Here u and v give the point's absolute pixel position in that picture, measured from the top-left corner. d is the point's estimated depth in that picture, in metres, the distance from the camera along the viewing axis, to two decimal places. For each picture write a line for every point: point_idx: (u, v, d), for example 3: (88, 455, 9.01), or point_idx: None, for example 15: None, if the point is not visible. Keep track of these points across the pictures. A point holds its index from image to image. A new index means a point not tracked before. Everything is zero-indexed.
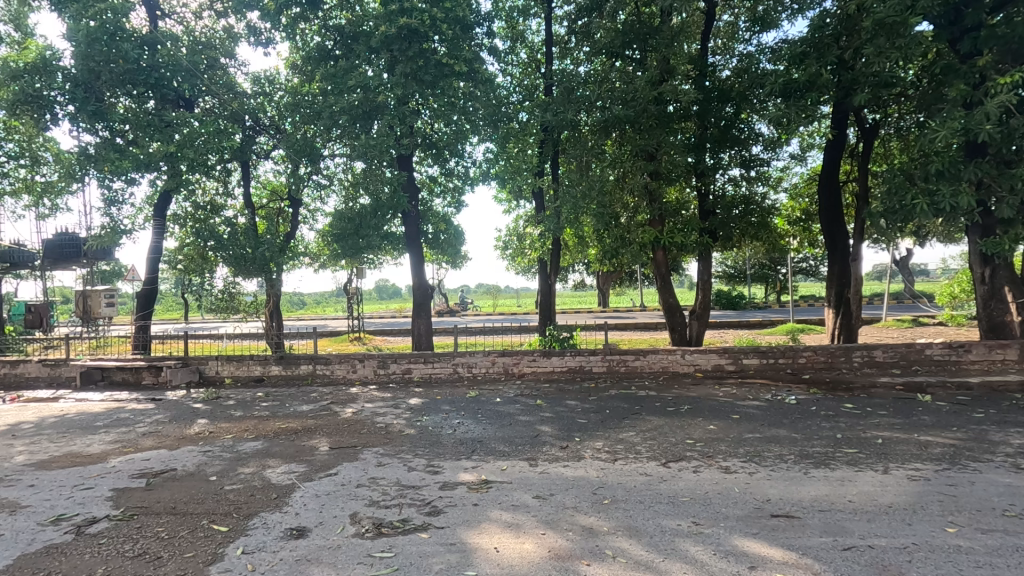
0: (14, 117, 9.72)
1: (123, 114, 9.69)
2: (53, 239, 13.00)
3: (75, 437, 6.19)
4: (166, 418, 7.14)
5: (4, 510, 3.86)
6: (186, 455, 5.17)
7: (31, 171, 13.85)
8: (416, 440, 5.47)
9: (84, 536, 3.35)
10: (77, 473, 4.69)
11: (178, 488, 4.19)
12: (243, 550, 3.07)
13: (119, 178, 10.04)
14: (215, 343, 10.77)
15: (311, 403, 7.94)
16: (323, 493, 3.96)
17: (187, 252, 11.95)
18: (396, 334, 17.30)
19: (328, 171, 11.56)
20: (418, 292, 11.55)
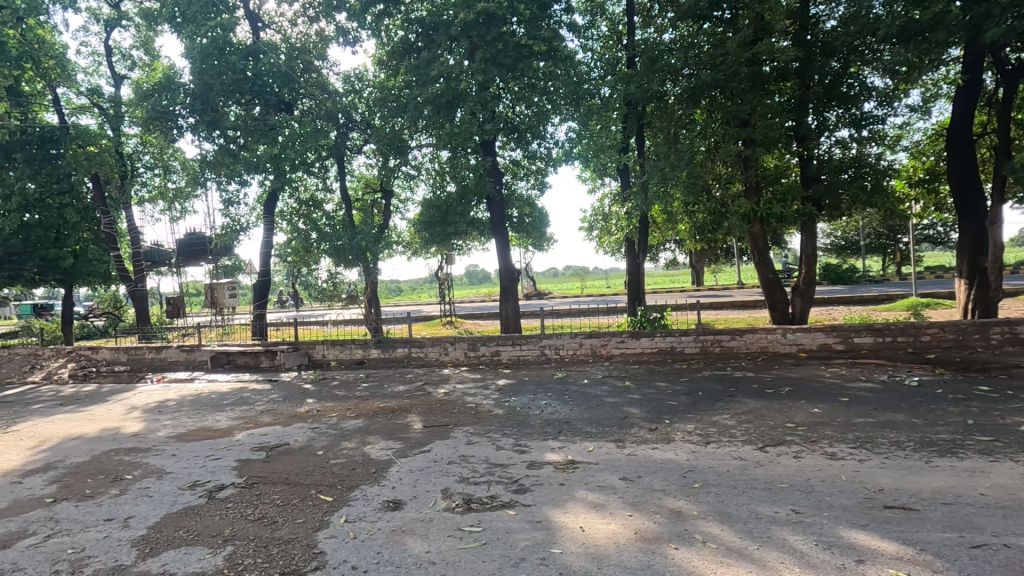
0: (148, 133, 10.99)
1: (234, 121, 10.61)
2: (184, 238, 14.63)
3: (208, 413, 6.99)
4: (280, 397, 7.86)
5: (154, 475, 4.47)
6: (297, 431, 5.66)
7: (164, 179, 15.61)
8: (504, 420, 5.60)
9: (214, 500, 3.79)
10: (209, 445, 5.31)
11: (290, 461, 4.60)
12: (346, 519, 3.32)
13: (234, 181, 11.06)
14: (322, 328, 11.54)
15: (407, 383, 8.38)
16: (417, 468, 4.17)
17: (294, 246, 12.94)
18: (485, 318, 17.71)
19: (416, 161, 12.07)
20: (504, 276, 11.71)
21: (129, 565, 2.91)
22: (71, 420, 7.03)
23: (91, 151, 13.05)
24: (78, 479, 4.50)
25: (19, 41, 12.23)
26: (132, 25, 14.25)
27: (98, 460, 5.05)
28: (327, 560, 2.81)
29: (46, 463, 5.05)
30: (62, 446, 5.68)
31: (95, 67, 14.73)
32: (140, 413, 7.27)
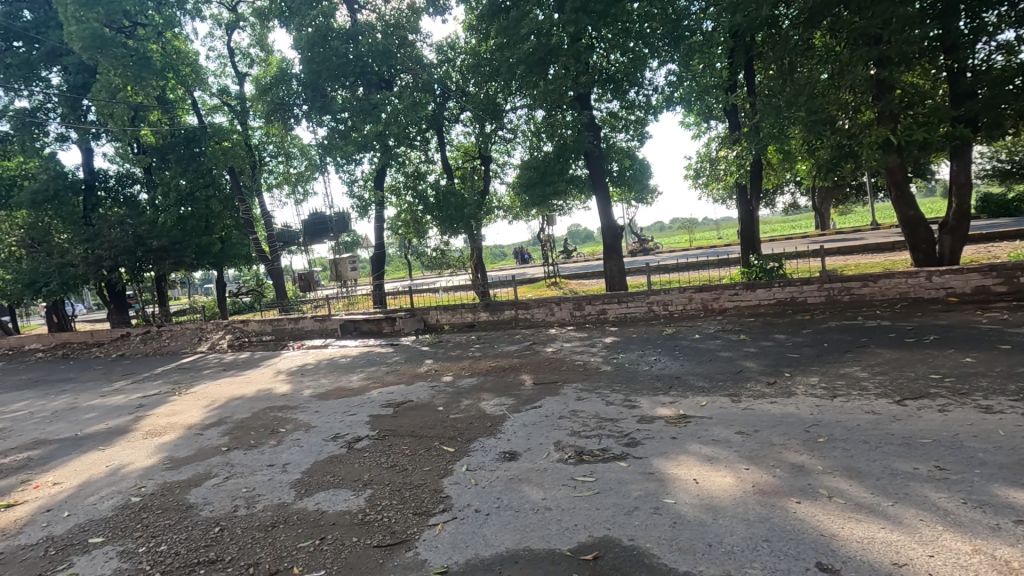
0: (271, 123, 12.09)
1: (342, 104, 11.24)
2: (308, 218, 16.01)
3: (342, 374, 7.79)
4: (402, 360, 8.51)
5: (302, 428, 5.09)
6: (419, 390, 6.13)
7: (287, 165, 17.12)
8: (613, 376, 5.63)
9: (353, 449, 4.26)
10: (345, 402, 5.93)
11: (415, 416, 5.02)
12: (467, 467, 3.58)
13: (347, 161, 11.85)
14: (434, 295, 12.15)
15: (516, 343, 8.66)
16: (530, 423, 4.35)
17: (404, 219, 13.67)
18: (590, 277, 17.63)
19: (512, 124, 12.14)
20: (607, 234, 11.51)
21: (291, 502, 3.39)
22: (233, 383, 8.16)
23: (226, 146, 14.66)
24: (244, 431, 5.26)
25: (161, 54, 13.77)
26: (248, 25, 15.49)
27: (258, 416, 5.85)
28: (453, 504, 3.07)
29: (219, 418, 5.94)
30: (229, 404, 6.65)
31: (222, 69, 16.31)
32: (287, 376, 8.26)
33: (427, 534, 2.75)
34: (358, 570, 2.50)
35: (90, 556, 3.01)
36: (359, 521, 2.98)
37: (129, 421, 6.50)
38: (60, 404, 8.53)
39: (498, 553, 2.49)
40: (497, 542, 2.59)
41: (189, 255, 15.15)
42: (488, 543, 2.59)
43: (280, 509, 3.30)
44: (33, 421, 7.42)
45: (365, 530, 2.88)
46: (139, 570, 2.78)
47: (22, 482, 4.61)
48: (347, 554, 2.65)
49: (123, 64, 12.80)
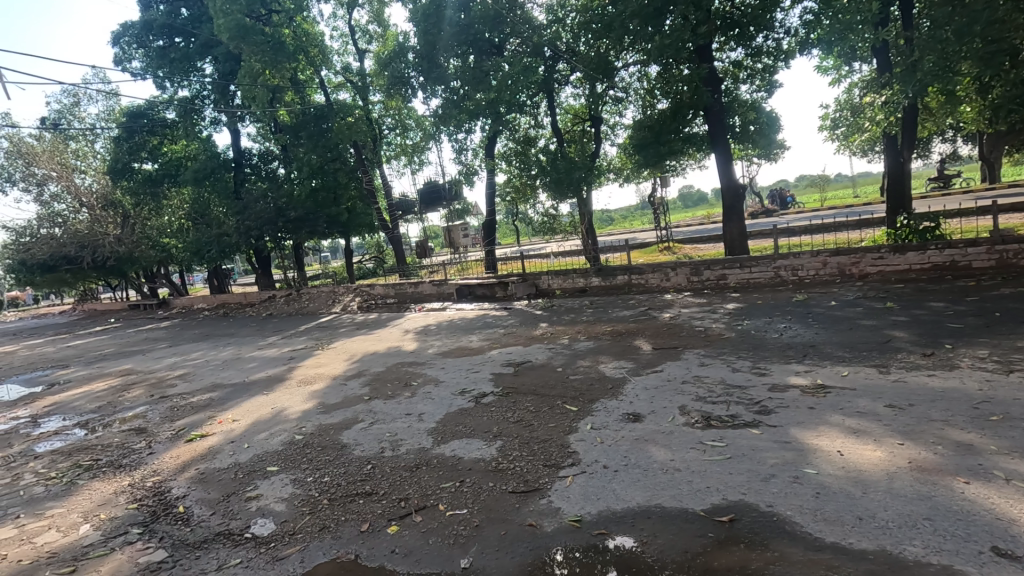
0: (391, 97, 12.76)
1: (456, 74, 11.47)
2: (423, 187, 16.71)
3: (462, 335, 8.23)
4: (517, 322, 8.78)
5: (432, 383, 5.50)
6: (536, 351, 6.33)
7: (403, 137, 17.90)
8: (738, 343, 5.40)
9: (481, 404, 4.53)
10: (468, 361, 6.29)
11: (536, 375, 5.20)
12: (592, 426, 3.67)
13: (460, 130, 12.23)
14: (545, 260, 12.28)
15: (631, 309, 8.55)
16: (652, 386, 4.33)
17: (514, 185, 13.85)
18: (706, 240, 16.74)
19: (624, 82, 11.72)
20: (727, 194, 10.83)
21: (430, 448, 3.70)
22: (366, 341, 8.95)
23: (350, 122, 15.58)
24: (382, 383, 5.79)
25: (293, 37, 14.94)
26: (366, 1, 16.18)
27: (391, 369, 6.39)
28: (581, 459, 3.17)
29: (358, 371, 6.58)
30: (365, 359, 7.33)
31: (344, 47, 17.27)
32: (413, 335, 8.90)
33: (559, 485, 2.89)
34: (497, 512, 2.70)
35: (271, 481, 3.54)
36: (493, 468, 3.19)
37: (284, 370, 7.42)
38: (228, 355, 9.93)
39: (631, 507, 2.56)
40: (628, 497, 2.66)
41: (320, 224, 16.71)
42: (619, 497, 2.66)
43: (421, 453, 3.62)
44: (210, 367, 8.73)
45: (499, 477, 3.08)
46: (310, 495, 3.22)
47: (209, 418, 5.47)
48: (485, 497, 2.87)
49: (261, 50, 14.20)
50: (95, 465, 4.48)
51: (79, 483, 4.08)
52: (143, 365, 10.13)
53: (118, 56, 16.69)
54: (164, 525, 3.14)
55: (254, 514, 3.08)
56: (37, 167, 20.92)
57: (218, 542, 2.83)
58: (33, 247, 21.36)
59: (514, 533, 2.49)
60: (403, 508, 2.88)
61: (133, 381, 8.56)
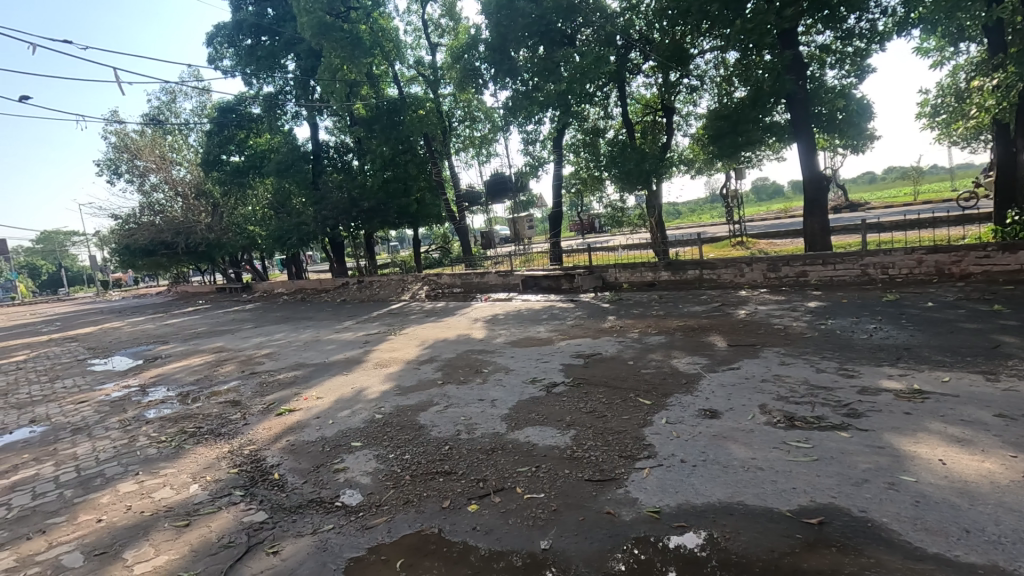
0: (462, 90, 12.99)
1: (526, 65, 11.49)
2: (490, 179, 16.85)
3: (530, 325, 8.32)
4: (585, 315, 8.76)
5: (502, 370, 5.61)
6: (606, 343, 6.31)
7: (472, 129, 18.14)
8: (822, 343, 5.16)
9: (552, 393, 4.58)
10: (537, 350, 6.36)
11: (607, 367, 5.19)
12: (667, 420, 3.63)
13: (529, 121, 12.27)
14: (613, 252, 12.02)
15: (703, 304, 8.32)
16: (729, 383, 4.22)
17: (581, 177, 13.74)
18: (782, 235, 15.95)
19: (700, 70, 11.34)
20: (809, 187, 10.24)
21: (504, 433, 3.80)
22: (437, 328, 9.22)
23: (421, 114, 15.98)
24: (454, 369, 5.97)
25: (370, 32, 15.40)
26: None
27: (462, 356, 6.58)
28: (657, 452, 3.16)
29: (430, 356, 6.81)
30: (436, 345, 7.57)
31: (418, 41, 17.68)
32: (481, 324, 9.07)
33: (635, 476, 2.89)
34: (574, 498, 2.74)
35: (356, 455, 3.75)
36: (568, 456, 3.23)
37: (360, 353, 7.79)
38: (308, 337, 10.53)
39: (711, 503, 2.52)
40: (709, 493, 2.62)
41: (391, 214, 17.30)
42: (699, 492, 2.64)
43: (496, 438, 3.72)
44: (292, 348, 9.30)
45: (575, 465, 3.12)
46: (393, 471, 3.39)
47: (295, 394, 5.84)
48: (561, 483, 2.92)
49: (341, 46, 14.82)
50: (197, 432, 4.90)
51: (186, 447, 4.49)
52: (233, 344, 10.93)
53: (211, 56, 17.94)
54: (263, 489, 3.41)
55: (343, 486, 3.28)
56: (140, 159, 22.88)
57: (312, 509, 3.04)
58: (136, 232, 23.41)
59: (592, 519, 2.52)
60: (482, 488, 2.99)
61: (224, 357, 9.25)
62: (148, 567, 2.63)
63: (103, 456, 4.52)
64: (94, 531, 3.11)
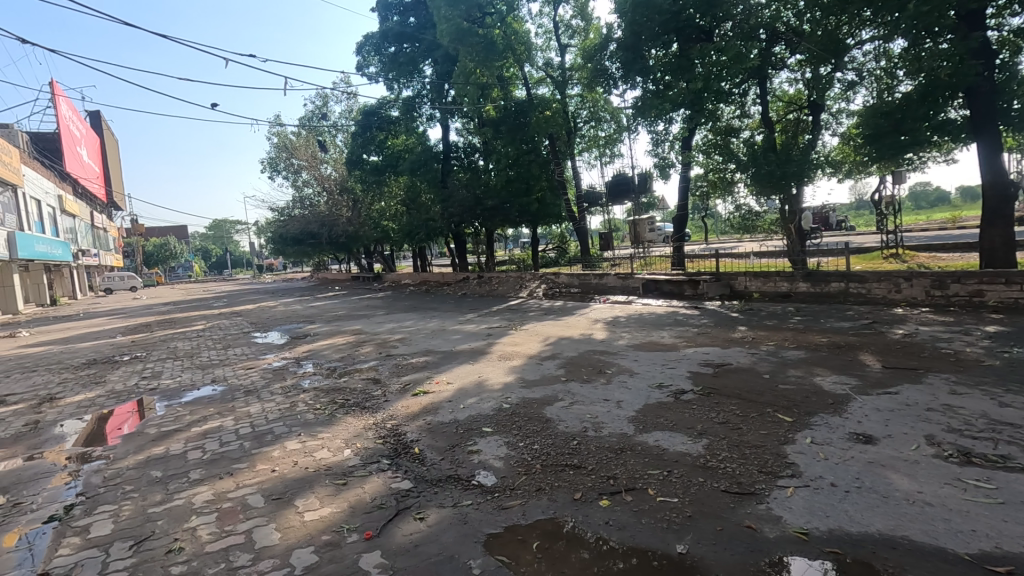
0: (591, 90, 13.02)
1: (659, 64, 11.25)
2: (612, 180, 16.60)
3: (652, 330, 8.15)
4: (711, 323, 8.39)
5: (626, 373, 5.58)
6: (737, 354, 6.01)
7: (597, 129, 18.09)
8: (1005, 373, 4.48)
9: (681, 400, 4.48)
10: (662, 356, 6.23)
11: (740, 379, 4.95)
12: (812, 440, 3.40)
13: (659, 120, 11.94)
14: (745, 260, 11.20)
15: (850, 320, 7.58)
16: (886, 409, 3.83)
17: (711, 179, 13.04)
18: (949, 247, 13.97)
19: (856, 63, 10.30)
20: (992, 192, 8.89)
21: (632, 434, 3.79)
22: (556, 326, 9.36)
23: (548, 115, 15.91)
24: (576, 367, 6.05)
25: (503, 36, 15.77)
26: None
27: (584, 355, 6.63)
28: (802, 471, 2.97)
29: (552, 353, 6.95)
30: (557, 343, 7.69)
31: (548, 42, 17.97)
32: (600, 325, 9.06)
33: (778, 493, 2.76)
34: (710, 507, 2.68)
35: (488, 440, 3.96)
36: (702, 465, 3.16)
37: (484, 345, 8.14)
38: (434, 326, 11.20)
39: (869, 533, 2.34)
40: (865, 521, 2.43)
41: (513, 212, 17.75)
42: (854, 520, 2.45)
43: (624, 438, 3.73)
44: (421, 335, 9.97)
45: (709, 474, 3.04)
46: (524, 458, 3.54)
47: (427, 378, 6.27)
48: (696, 490, 2.86)
49: (476, 50, 15.51)
50: (346, 404, 5.47)
51: (338, 416, 5.03)
52: (369, 328, 11.95)
53: (360, 63, 19.76)
54: (406, 461, 3.72)
55: (477, 466, 3.49)
56: (296, 158, 25.74)
57: (451, 484, 3.28)
58: (290, 223, 26.36)
59: (731, 531, 2.45)
60: (612, 485, 3.03)
61: (363, 339, 10.16)
62: (316, 515, 3.01)
63: (271, 416, 5.21)
64: (270, 479, 3.62)
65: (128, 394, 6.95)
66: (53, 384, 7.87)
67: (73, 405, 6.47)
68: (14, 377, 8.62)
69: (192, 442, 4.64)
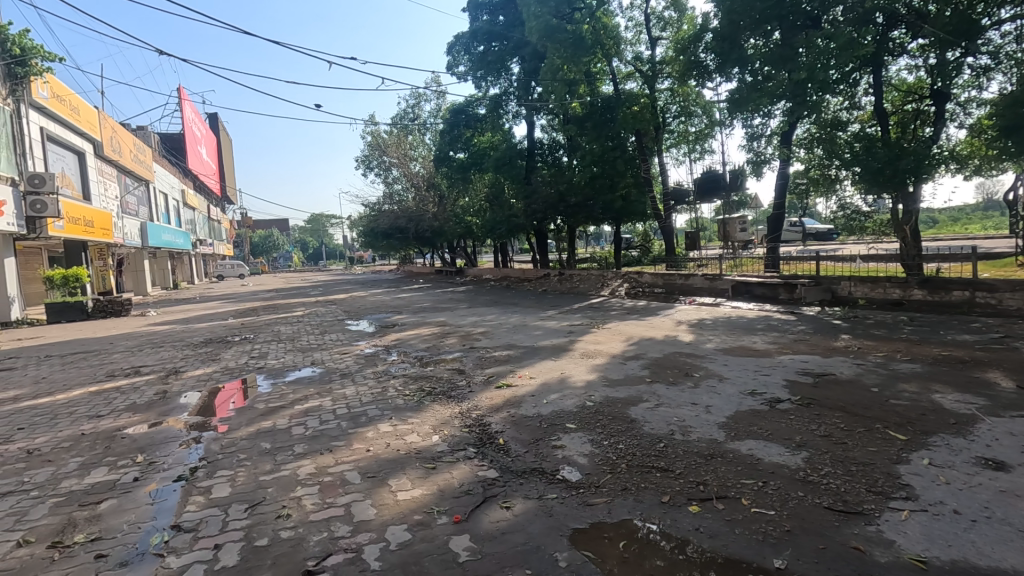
0: (682, 83, 12.56)
1: (758, 54, 10.62)
2: (701, 177, 15.89)
3: (744, 334, 7.77)
4: (810, 329, 7.86)
5: (715, 377, 5.37)
6: (840, 364, 5.60)
7: (687, 124, 17.44)
8: None
9: (776, 409, 4.24)
10: (755, 362, 5.93)
11: (844, 391, 4.61)
12: (930, 462, 3.10)
13: (757, 113, 11.30)
14: (850, 264, 10.28)
15: (975, 333, 6.82)
16: (1021, 434, 3.42)
17: (812, 176, 12.16)
18: None
19: (991, 46, 9.17)
20: None
21: (723, 441, 3.65)
22: (640, 326, 9.17)
23: (635, 110, 15.46)
24: (662, 369, 5.91)
25: (592, 31, 15.56)
26: None
27: (670, 357, 6.46)
28: (918, 495, 2.73)
29: (636, 353, 6.82)
30: (642, 343, 7.54)
31: (638, 35, 17.51)
32: (686, 327, 8.77)
33: (889, 515, 2.55)
34: (812, 524, 2.53)
35: (571, 436, 3.96)
36: (802, 478, 2.98)
37: (566, 342, 8.14)
38: (515, 321, 11.35)
39: (1001, 569, 2.11)
40: (996, 556, 2.19)
41: (597, 209, 17.52)
42: (982, 552, 2.22)
43: (714, 444, 3.60)
44: (503, 329, 10.13)
45: (810, 489, 2.87)
46: (609, 457, 3.51)
47: (510, 371, 6.38)
48: (795, 505, 2.71)
49: (564, 46, 15.39)
50: (433, 392, 5.69)
51: (426, 403, 5.24)
52: (452, 320, 12.31)
53: (450, 63, 20.32)
54: (491, 451, 3.81)
55: (562, 461, 3.51)
56: (387, 155, 26.95)
57: (535, 476, 3.32)
58: (380, 218, 27.67)
59: (836, 550, 2.30)
60: (703, 491, 2.94)
61: (447, 331, 10.49)
62: (408, 495, 3.17)
63: (365, 399, 5.52)
64: (365, 457, 3.84)
65: (240, 371, 7.63)
66: (177, 359, 8.78)
67: (194, 379, 7.22)
68: (147, 350, 9.74)
69: (295, 418, 5.01)
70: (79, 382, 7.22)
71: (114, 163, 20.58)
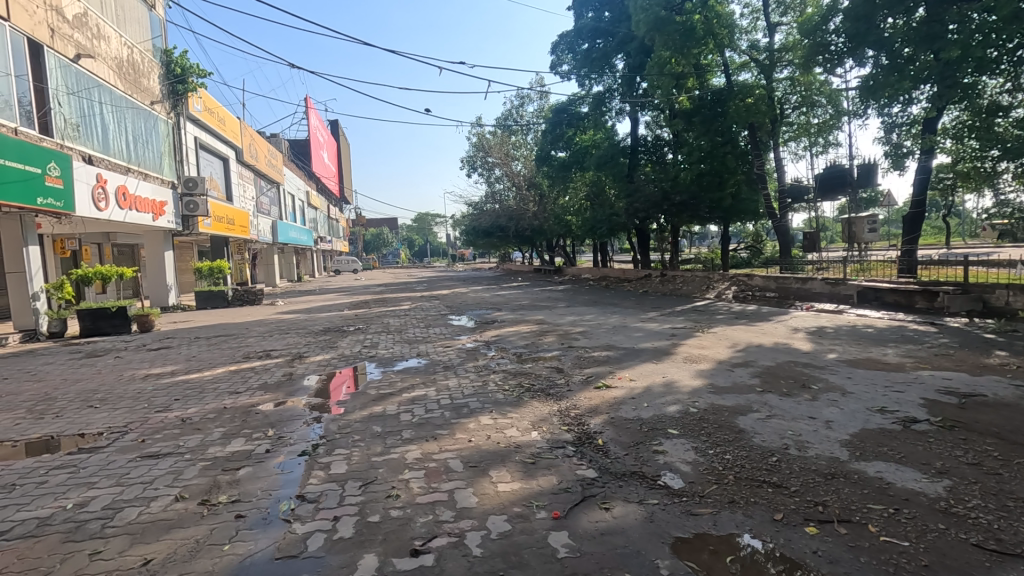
0: (806, 71, 11.60)
1: (898, 34, 9.53)
2: (824, 172, 14.53)
3: (872, 345, 7.03)
4: (955, 343, 6.94)
5: (837, 391, 4.91)
6: (993, 384, 4.89)
7: (808, 116, 16.09)
8: None
9: (911, 429, 3.80)
10: (886, 376, 5.35)
11: (998, 415, 4.02)
12: None
13: (897, 99, 10.10)
14: (1008, 270, 8.78)
15: None
16: None
17: (961, 169, 10.71)
18: None
19: None
20: None
21: (846, 460, 3.34)
22: (750, 331, 8.63)
23: (749, 102, 14.35)
24: (774, 378, 5.53)
25: (704, 21, 14.75)
26: None
27: (783, 366, 6.02)
28: None
29: (745, 360, 6.43)
30: (752, 350, 7.09)
31: (755, 22, 16.46)
32: (803, 335, 8.12)
33: None
34: (955, 561, 2.25)
35: (673, 442, 3.84)
36: (943, 509, 2.66)
37: (669, 345, 7.86)
38: (614, 321, 11.17)
39: None
40: None
41: (703, 209, 16.98)
42: None
43: (835, 462, 3.31)
44: (602, 329, 10.00)
45: (954, 522, 2.54)
46: (714, 467, 3.36)
47: (609, 372, 6.30)
48: (934, 538, 2.42)
49: (672, 39, 14.82)
50: (532, 388, 5.76)
51: (524, 399, 5.33)
52: (551, 318, 12.37)
53: (554, 62, 20.43)
54: (590, 451, 3.79)
55: (663, 467, 3.41)
56: (490, 156, 27.59)
57: (635, 480, 3.26)
58: (483, 216, 28.43)
59: None
60: (822, 512, 2.71)
61: (546, 329, 10.56)
62: (508, 488, 3.24)
63: (466, 391, 5.73)
64: (467, 447, 3.99)
65: (354, 359, 8.22)
66: (300, 345, 9.63)
67: (315, 364, 7.89)
68: (275, 336, 10.79)
69: (403, 405, 5.31)
70: (221, 362, 8.16)
71: (252, 168, 23.00)
